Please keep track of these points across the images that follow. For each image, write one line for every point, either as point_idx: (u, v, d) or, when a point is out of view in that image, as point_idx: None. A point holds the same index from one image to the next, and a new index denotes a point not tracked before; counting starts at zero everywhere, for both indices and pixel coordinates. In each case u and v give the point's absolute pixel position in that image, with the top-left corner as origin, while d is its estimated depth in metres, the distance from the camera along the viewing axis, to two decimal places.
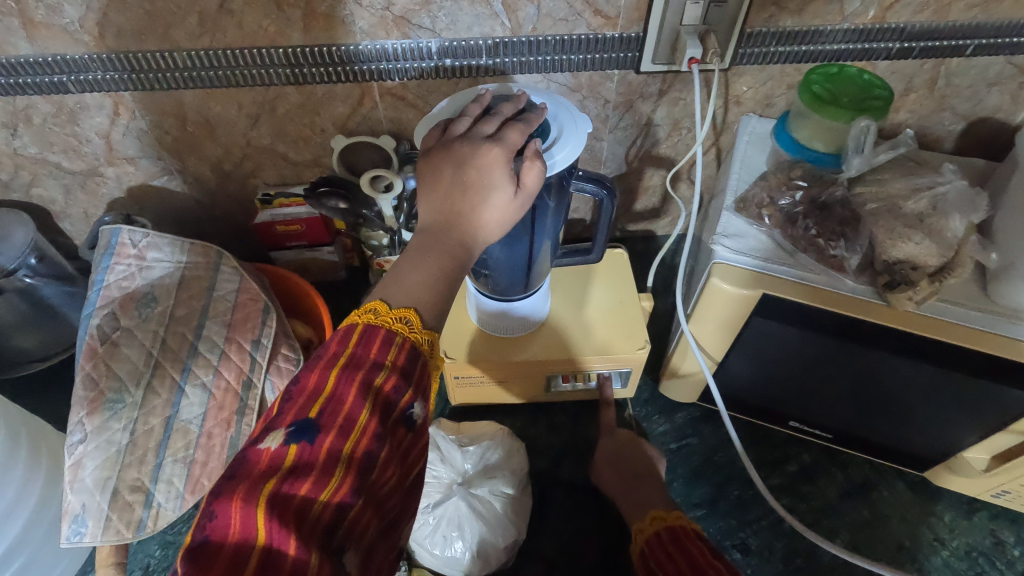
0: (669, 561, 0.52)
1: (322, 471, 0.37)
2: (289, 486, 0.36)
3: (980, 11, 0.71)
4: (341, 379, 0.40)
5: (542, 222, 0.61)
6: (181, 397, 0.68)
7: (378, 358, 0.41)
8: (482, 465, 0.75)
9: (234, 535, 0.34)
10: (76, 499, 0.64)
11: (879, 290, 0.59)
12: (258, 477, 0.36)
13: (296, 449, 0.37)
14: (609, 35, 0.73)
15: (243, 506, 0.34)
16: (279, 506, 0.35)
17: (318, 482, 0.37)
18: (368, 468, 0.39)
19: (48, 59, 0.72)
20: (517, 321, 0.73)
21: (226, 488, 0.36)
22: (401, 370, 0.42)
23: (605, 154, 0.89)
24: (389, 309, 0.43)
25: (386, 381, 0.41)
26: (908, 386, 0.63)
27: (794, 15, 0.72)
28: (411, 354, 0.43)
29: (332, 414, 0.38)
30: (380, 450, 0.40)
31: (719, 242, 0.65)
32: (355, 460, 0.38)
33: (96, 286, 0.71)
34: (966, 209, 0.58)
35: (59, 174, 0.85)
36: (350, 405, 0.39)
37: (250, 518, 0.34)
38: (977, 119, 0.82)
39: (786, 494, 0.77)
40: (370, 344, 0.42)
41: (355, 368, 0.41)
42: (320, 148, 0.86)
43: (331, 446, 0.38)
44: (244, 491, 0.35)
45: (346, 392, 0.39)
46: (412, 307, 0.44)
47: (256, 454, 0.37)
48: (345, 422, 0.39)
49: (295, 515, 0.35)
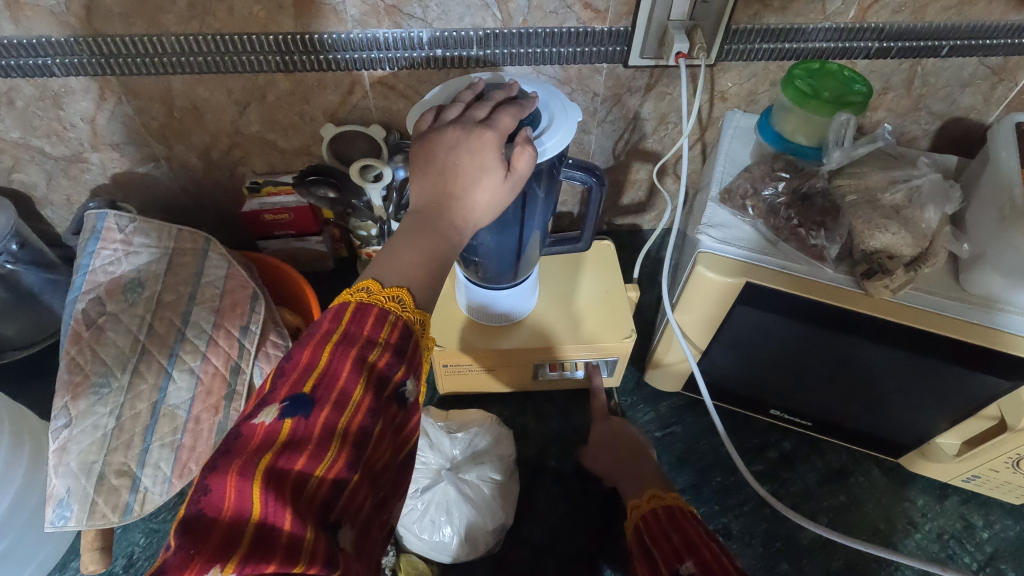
0: (663, 539, 0.54)
1: (317, 446, 0.37)
2: (285, 460, 0.36)
3: (955, 13, 0.74)
4: (335, 354, 0.40)
5: (533, 209, 0.62)
6: (169, 381, 0.68)
7: (372, 335, 0.42)
8: (470, 450, 0.76)
9: (229, 509, 0.34)
10: (61, 483, 0.63)
11: (858, 279, 0.61)
12: (253, 451, 0.36)
13: (291, 423, 0.37)
14: (597, 29, 0.74)
15: (238, 480, 0.34)
16: (276, 480, 0.35)
17: (314, 457, 0.37)
18: (362, 444, 0.39)
19: (32, 41, 0.71)
20: (505, 311, 0.74)
21: (220, 462, 0.36)
22: (395, 348, 0.43)
23: (593, 147, 0.91)
24: (382, 287, 0.44)
25: (379, 358, 0.42)
26: (884, 372, 0.66)
27: (778, 12, 0.74)
28: (404, 332, 0.44)
29: (326, 389, 0.39)
30: (374, 426, 0.41)
31: (704, 233, 0.66)
32: (350, 435, 0.39)
33: (81, 272, 0.70)
34: (940, 200, 0.60)
35: (41, 160, 0.84)
36: (345, 380, 0.40)
37: (246, 492, 0.34)
38: (951, 118, 0.86)
39: (767, 479, 0.79)
40: (363, 320, 0.42)
41: (349, 344, 0.41)
42: (309, 136, 0.86)
43: (326, 421, 0.38)
44: (240, 466, 0.35)
45: (340, 367, 0.40)
46: (403, 285, 0.45)
47: (251, 429, 0.37)
48: (340, 397, 0.39)
49: (291, 488, 0.36)
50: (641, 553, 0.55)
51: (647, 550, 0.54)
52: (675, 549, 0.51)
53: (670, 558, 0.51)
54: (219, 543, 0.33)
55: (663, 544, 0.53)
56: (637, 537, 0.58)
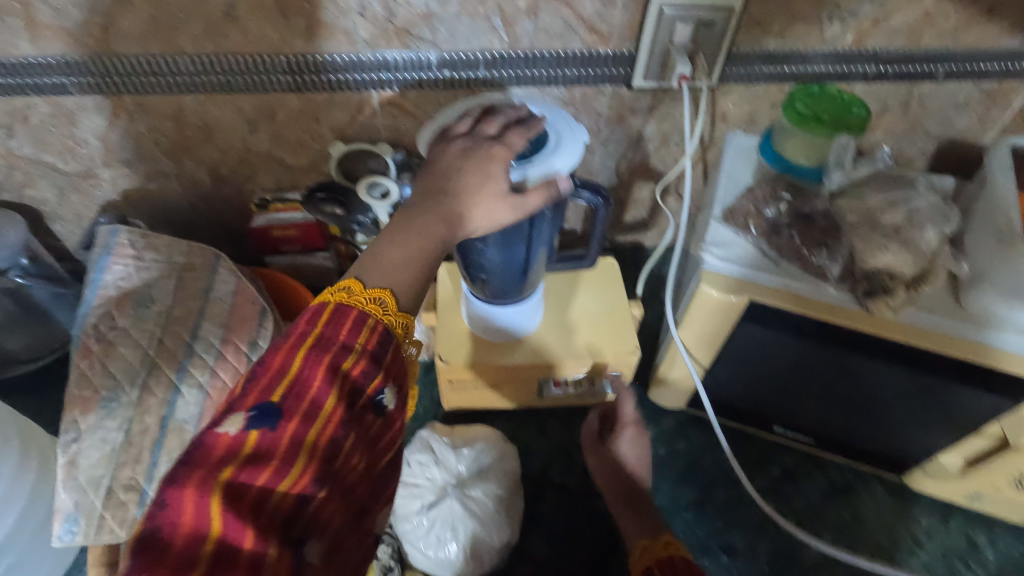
0: None
1: (282, 457, 0.38)
2: (248, 472, 0.37)
3: (949, 38, 0.76)
4: (308, 361, 0.41)
5: (541, 229, 0.63)
6: (177, 396, 0.67)
7: (347, 341, 0.43)
8: (477, 467, 0.75)
9: (185, 527, 0.34)
10: (68, 497, 0.63)
11: (859, 298, 0.61)
12: (217, 462, 0.37)
13: (257, 433, 0.38)
14: (602, 51, 0.76)
15: (198, 493, 0.35)
16: (237, 492, 0.36)
17: (278, 468, 0.38)
18: (331, 454, 0.40)
19: (49, 60, 0.72)
20: (498, 329, 0.75)
21: (182, 474, 0.36)
22: (370, 356, 0.44)
23: (597, 166, 0.93)
24: (363, 287, 0.46)
25: (353, 366, 0.43)
26: (885, 389, 0.66)
27: (777, 37, 0.76)
28: (380, 338, 0.45)
29: (295, 399, 0.40)
30: (344, 437, 0.42)
31: (708, 251, 0.67)
32: (318, 446, 0.40)
33: (93, 286, 0.71)
34: (938, 221, 0.61)
35: (53, 176, 0.86)
36: (315, 389, 0.41)
37: (204, 504, 0.35)
38: (948, 139, 0.87)
39: (771, 497, 0.79)
40: (338, 326, 0.44)
41: (322, 350, 0.42)
42: (318, 154, 0.87)
43: (293, 431, 0.39)
44: (201, 477, 0.36)
45: (311, 375, 0.41)
46: (386, 287, 0.47)
47: (216, 437, 0.38)
48: (309, 408, 0.40)
49: (253, 500, 0.36)
50: None
51: None
52: None
53: None
54: (173, 566, 0.33)
55: None
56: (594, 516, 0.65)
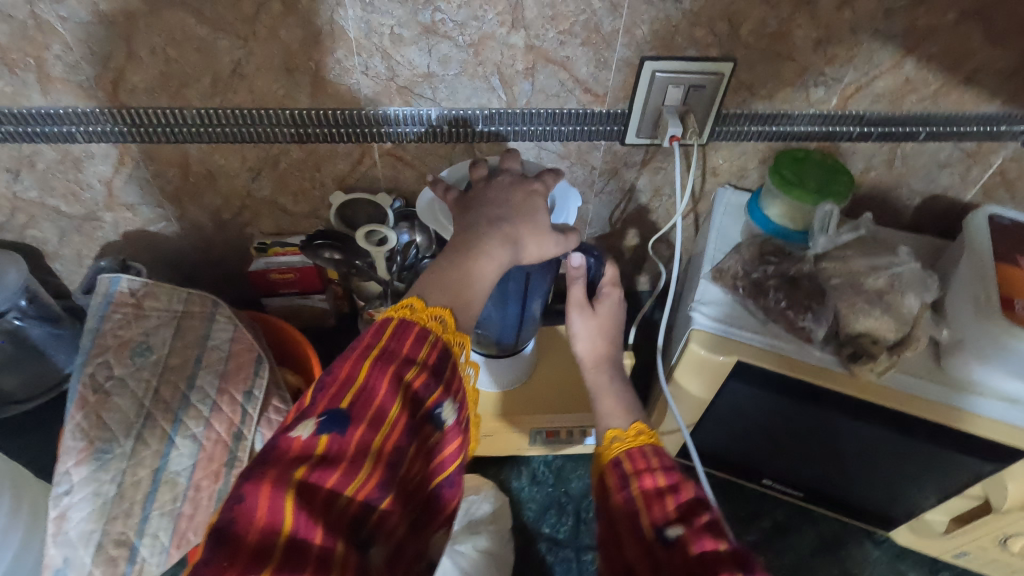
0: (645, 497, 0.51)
1: (351, 461, 0.40)
2: (319, 473, 0.38)
3: (930, 104, 0.79)
4: (376, 369, 0.44)
5: (535, 287, 0.66)
6: (171, 448, 0.68)
7: (410, 353, 0.46)
8: (466, 519, 0.77)
9: (261, 521, 0.35)
10: (58, 553, 0.63)
11: (844, 361, 0.63)
12: (290, 461, 0.38)
13: (328, 437, 0.40)
14: (596, 110, 0.79)
15: (273, 489, 0.36)
16: (306, 493, 0.37)
17: (347, 471, 0.40)
18: (395, 461, 0.42)
19: (59, 111, 0.74)
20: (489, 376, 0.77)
21: (255, 472, 0.37)
22: (432, 368, 0.46)
23: (591, 215, 0.95)
24: (424, 307, 0.49)
25: (416, 376, 0.45)
26: (868, 449, 0.68)
27: (765, 100, 0.79)
28: (441, 352, 0.48)
29: (362, 405, 0.42)
30: (407, 446, 0.43)
31: (697, 311, 0.68)
32: (384, 453, 0.42)
33: (91, 333, 0.72)
34: (919, 288, 0.63)
35: (56, 218, 0.87)
36: (383, 396, 0.43)
37: (278, 502, 0.36)
38: (931, 196, 0.90)
39: (761, 550, 0.80)
40: (403, 338, 0.46)
41: (388, 360, 0.44)
42: (319, 201, 0.89)
43: (361, 437, 0.41)
44: (275, 475, 0.37)
45: (378, 382, 0.43)
46: (448, 308, 0.50)
47: (290, 439, 0.39)
48: (376, 413, 0.42)
49: (322, 501, 0.38)
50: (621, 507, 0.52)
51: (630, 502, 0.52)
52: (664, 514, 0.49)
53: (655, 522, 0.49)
54: (250, 559, 0.34)
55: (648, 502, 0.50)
56: (620, 482, 0.54)
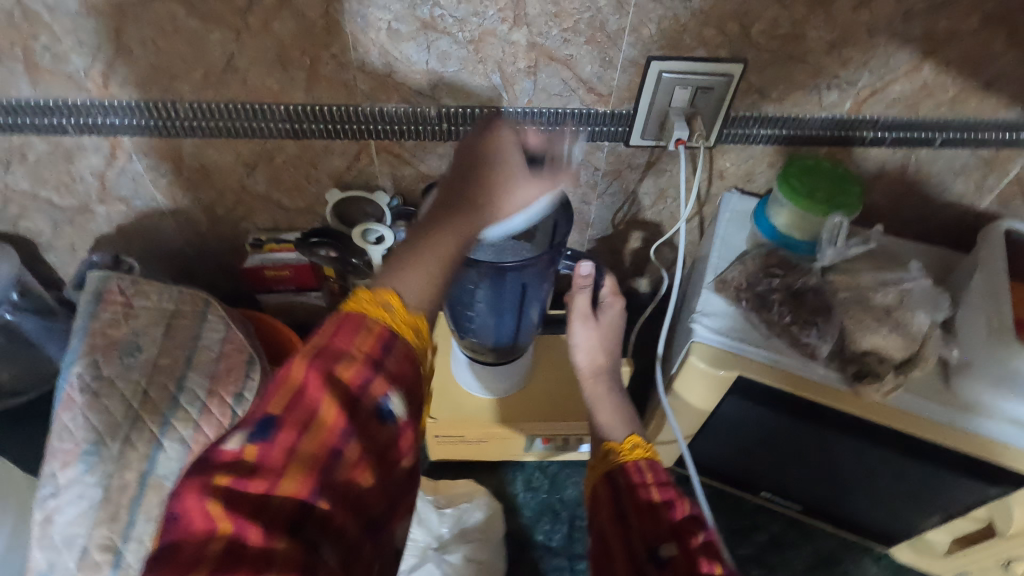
0: (641, 513, 0.48)
1: (282, 465, 0.35)
2: (244, 481, 0.34)
3: (948, 109, 0.75)
4: (304, 366, 0.38)
5: (531, 294, 0.64)
6: (158, 450, 0.67)
7: (347, 345, 0.40)
8: (458, 527, 0.76)
9: (194, 534, 0.32)
10: (43, 556, 0.64)
11: (848, 379, 0.61)
12: (213, 472, 0.34)
13: (253, 445, 0.35)
14: (600, 111, 0.76)
15: (195, 502, 0.33)
16: (234, 502, 0.33)
17: (279, 476, 0.35)
18: (335, 462, 0.37)
19: (49, 102, 0.72)
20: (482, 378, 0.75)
21: (181, 488, 0.34)
22: (375, 356, 0.40)
23: (593, 217, 0.93)
24: (369, 292, 0.43)
25: (353, 369, 0.39)
26: (869, 467, 0.66)
27: (775, 102, 0.76)
28: (385, 338, 0.41)
29: (292, 407, 0.37)
30: (350, 444, 0.37)
31: (698, 322, 0.66)
32: (320, 453, 0.36)
33: (80, 334, 0.72)
34: (930, 307, 0.61)
35: (48, 210, 0.86)
36: (315, 395, 0.37)
37: (202, 514, 0.32)
38: (945, 203, 0.87)
39: (755, 564, 0.79)
40: (340, 330, 0.41)
41: (322, 355, 0.39)
42: (314, 197, 0.87)
43: (290, 440, 0.36)
44: (196, 486, 0.34)
45: (309, 380, 0.38)
46: (391, 287, 0.44)
47: (217, 451, 0.36)
48: (307, 415, 0.37)
49: (253, 507, 0.34)
50: (613, 521, 0.50)
51: (624, 515, 0.49)
52: (658, 530, 0.47)
53: (650, 537, 0.47)
54: (183, 569, 0.31)
55: (641, 517, 0.48)
56: (616, 497, 0.52)
